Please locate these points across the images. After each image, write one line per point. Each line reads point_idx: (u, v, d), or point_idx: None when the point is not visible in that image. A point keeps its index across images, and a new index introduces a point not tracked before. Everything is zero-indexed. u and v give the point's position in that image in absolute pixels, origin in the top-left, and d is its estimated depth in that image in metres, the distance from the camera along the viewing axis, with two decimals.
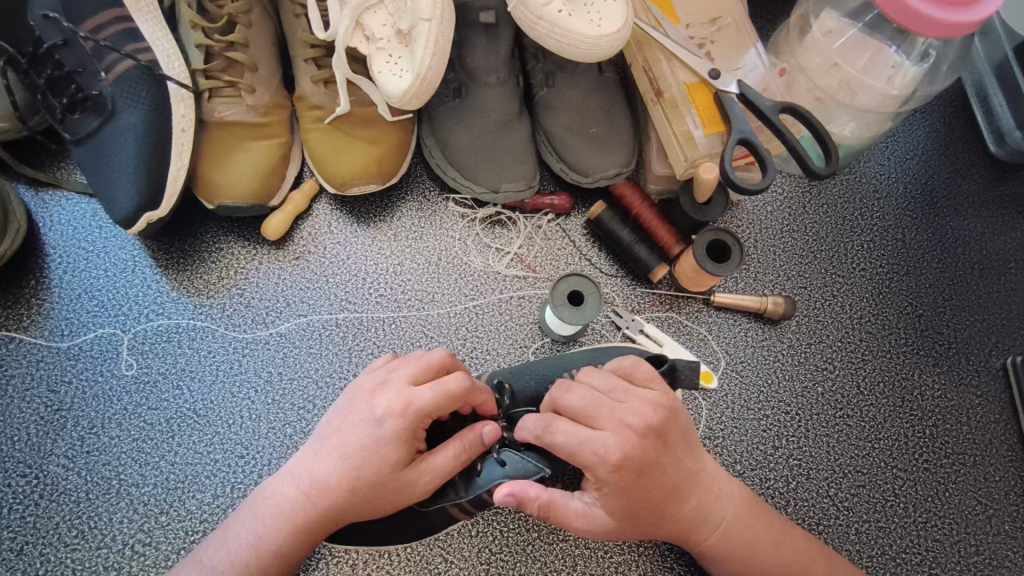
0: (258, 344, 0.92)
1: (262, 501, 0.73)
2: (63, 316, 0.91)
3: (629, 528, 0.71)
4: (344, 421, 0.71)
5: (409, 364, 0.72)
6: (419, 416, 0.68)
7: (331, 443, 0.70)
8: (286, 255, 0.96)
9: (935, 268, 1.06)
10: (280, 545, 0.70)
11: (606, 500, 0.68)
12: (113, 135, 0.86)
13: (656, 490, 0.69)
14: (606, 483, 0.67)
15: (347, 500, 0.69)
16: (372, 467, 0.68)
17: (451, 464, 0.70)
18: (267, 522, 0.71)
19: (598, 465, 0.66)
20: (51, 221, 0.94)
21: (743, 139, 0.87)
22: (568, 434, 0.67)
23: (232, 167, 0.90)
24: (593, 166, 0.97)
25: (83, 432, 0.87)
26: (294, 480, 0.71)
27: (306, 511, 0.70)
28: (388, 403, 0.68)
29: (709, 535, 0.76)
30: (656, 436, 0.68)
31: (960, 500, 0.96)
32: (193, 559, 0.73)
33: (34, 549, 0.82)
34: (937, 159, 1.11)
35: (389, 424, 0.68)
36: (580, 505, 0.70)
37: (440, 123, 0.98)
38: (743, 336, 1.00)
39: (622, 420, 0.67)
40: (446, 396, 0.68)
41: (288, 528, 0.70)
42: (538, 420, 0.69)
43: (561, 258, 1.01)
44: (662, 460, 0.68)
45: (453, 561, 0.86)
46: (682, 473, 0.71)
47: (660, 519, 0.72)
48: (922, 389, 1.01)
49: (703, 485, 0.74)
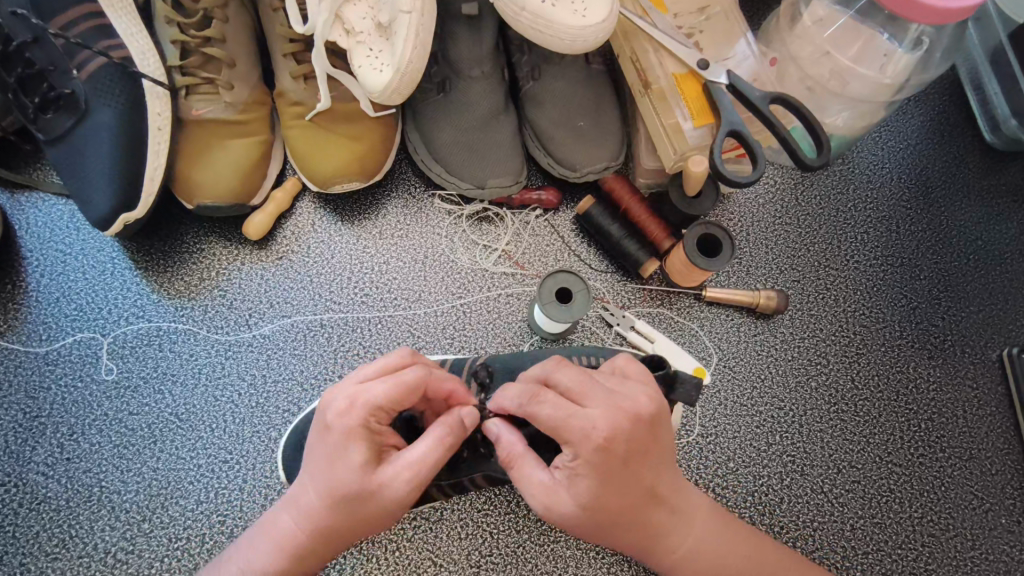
0: (242, 346, 0.91)
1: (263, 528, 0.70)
2: (40, 321, 0.89)
3: (595, 523, 0.67)
4: (313, 438, 0.66)
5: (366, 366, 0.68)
6: (370, 409, 0.63)
7: (308, 464, 0.66)
8: (270, 255, 0.94)
9: (930, 259, 1.05)
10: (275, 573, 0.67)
11: (579, 482, 0.65)
12: (88, 134, 0.84)
13: (629, 488, 0.66)
14: (582, 461, 0.64)
15: (330, 518, 0.64)
16: (340, 478, 0.62)
17: (426, 455, 0.63)
18: (264, 548, 0.67)
19: (581, 441, 0.64)
20: (28, 223, 0.92)
21: (733, 131, 0.85)
22: (556, 406, 0.65)
23: (211, 165, 0.88)
24: (581, 160, 0.96)
25: (63, 438, 0.85)
26: (286, 506, 0.68)
27: (299, 536, 0.66)
28: (337, 405, 0.63)
29: (679, 547, 0.74)
30: (645, 426, 0.66)
31: (956, 494, 0.95)
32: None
33: (14, 559, 0.81)
34: (932, 149, 1.10)
35: (342, 427, 0.63)
36: (546, 480, 0.67)
37: (424, 118, 0.96)
38: (735, 331, 0.99)
39: (614, 402, 0.65)
40: (396, 386, 0.63)
41: (282, 554, 0.66)
42: (524, 392, 0.67)
43: (550, 255, 1.00)
44: (645, 452, 0.67)
45: (443, 564, 0.85)
46: (659, 475, 0.70)
47: (630, 524, 0.69)
48: (917, 382, 0.99)
49: (676, 493, 0.72)
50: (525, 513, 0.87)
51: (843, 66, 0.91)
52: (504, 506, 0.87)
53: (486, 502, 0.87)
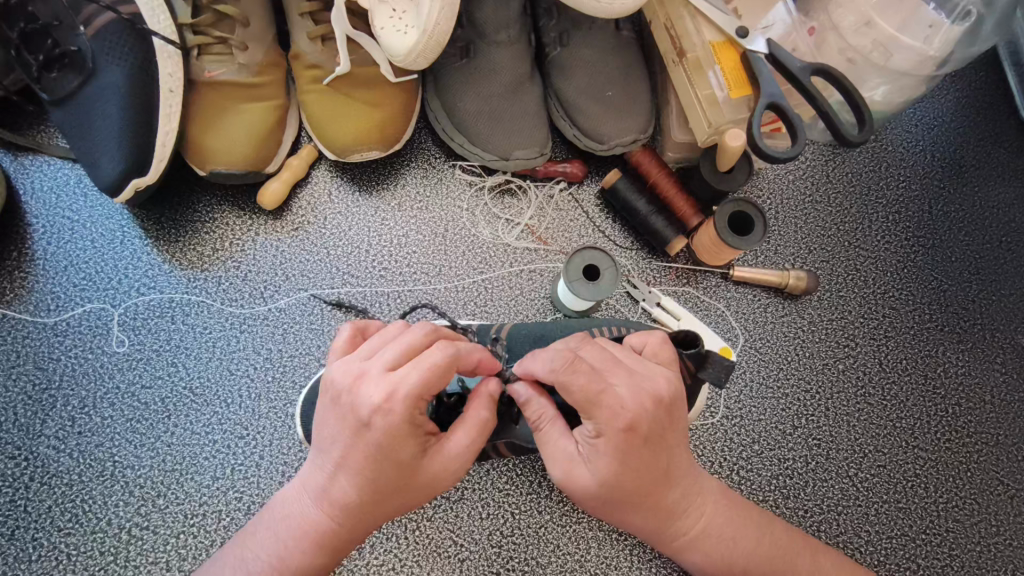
0: (257, 319, 0.88)
1: (278, 513, 0.64)
2: (48, 290, 0.86)
3: (608, 500, 0.65)
4: (331, 425, 0.60)
5: (387, 346, 0.60)
6: (411, 401, 0.57)
7: (330, 451, 0.60)
8: (285, 226, 0.91)
9: (962, 241, 1.02)
10: (305, 565, 0.62)
11: (600, 459, 0.62)
12: (96, 96, 0.80)
13: (648, 468, 0.64)
14: (604, 438, 0.61)
15: (372, 510, 0.61)
16: (385, 468, 0.58)
17: (471, 445, 0.62)
18: (290, 538, 0.62)
19: (609, 418, 0.61)
20: (32, 187, 0.88)
21: (773, 103, 0.82)
22: (587, 380, 0.61)
23: (224, 130, 0.84)
24: (610, 132, 0.92)
25: (74, 412, 0.83)
26: (307, 493, 0.63)
27: (329, 526, 0.62)
28: (372, 400, 0.57)
29: (691, 530, 0.71)
30: (667, 408, 0.63)
31: (982, 480, 0.93)
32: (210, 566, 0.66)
33: (26, 534, 0.78)
34: (967, 127, 1.06)
35: (383, 421, 0.57)
36: (570, 451, 0.64)
37: (446, 85, 0.92)
38: (763, 312, 0.96)
39: (639, 383, 0.62)
40: (432, 372, 0.57)
41: (310, 548, 0.62)
42: (558, 358, 0.62)
43: (573, 230, 0.96)
44: (666, 434, 0.64)
45: (464, 544, 0.83)
46: (676, 456, 0.67)
47: (644, 504, 0.66)
48: (946, 366, 0.97)
49: (688, 471, 0.70)
50: (547, 494, 0.85)
51: (887, 36, 0.87)
52: (526, 486, 0.85)
53: (507, 481, 0.85)
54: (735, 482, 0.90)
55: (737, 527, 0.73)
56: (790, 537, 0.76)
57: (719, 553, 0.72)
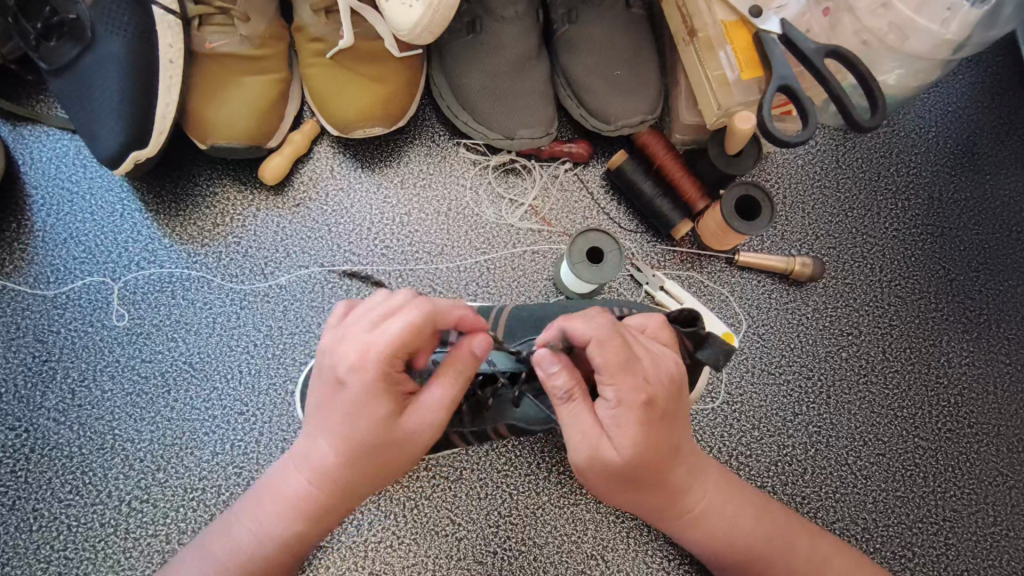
0: (257, 296, 0.87)
1: (265, 486, 0.65)
2: (47, 262, 0.85)
3: (631, 475, 0.63)
4: (314, 394, 0.62)
5: (363, 313, 0.62)
6: (385, 361, 0.58)
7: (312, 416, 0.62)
8: (286, 201, 0.90)
9: (971, 230, 1.01)
10: (293, 530, 0.63)
11: (626, 431, 0.61)
12: (95, 66, 0.79)
13: (663, 443, 0.64)
14: (627, 410, 0.61)
15: (353, 476, 0.62)
16: (356, 431, 0.59)
17: (448, 394, 0.62)
18: (274, 505, 0.63)
19: (636, 388, 0.61)
20: (31, 158, 0.87)
21: (785, 86, 0.80)
22: (619, 348, 0.60)
23: (226, 103, 0.83)
24: (616, 112, 0.90)
25: (74, 384, 0.83)
26: (294, 465, 0.63)
27: (315, 491, 0.62)
28: (346, 360, 0.59)
29: (695, 506, 0.71)
30: (679, 390, 0.65)
31: (980, 470, 0.93)
32: (205, 541, 0.66)
33: (26, 505, 0.78)
34: (981, 114, 1.04)
35: (357, 381, 0.58)
36: (592, 429, 0.62)
37: (452, 61, 0.90)
38: (767, 297, 0.96)
39: (657, 358, 0.64)
40: (405, 333, 0.58)
41: (297, 514, 0.63)
42: (597, 321, 0.61)
43: (578, 212, 0.95)
44: (679, 413, 0.65)
45: (462, 523, 0.83)
46: (684, 432, 0.67)
47: (655, 480, 0.66)
48: (949, 356, 0.97)
49: (694, 450, 0.70)
50: (545, 476, 0.86)
51: (904, 19, 0.85)
52: (524, 467, 0.85)
53: (506, 462, 0.85)
54: (734, 468, 0.90)
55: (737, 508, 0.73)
56: (790, 522, 0.76)
57: (722, 530, 0.72)
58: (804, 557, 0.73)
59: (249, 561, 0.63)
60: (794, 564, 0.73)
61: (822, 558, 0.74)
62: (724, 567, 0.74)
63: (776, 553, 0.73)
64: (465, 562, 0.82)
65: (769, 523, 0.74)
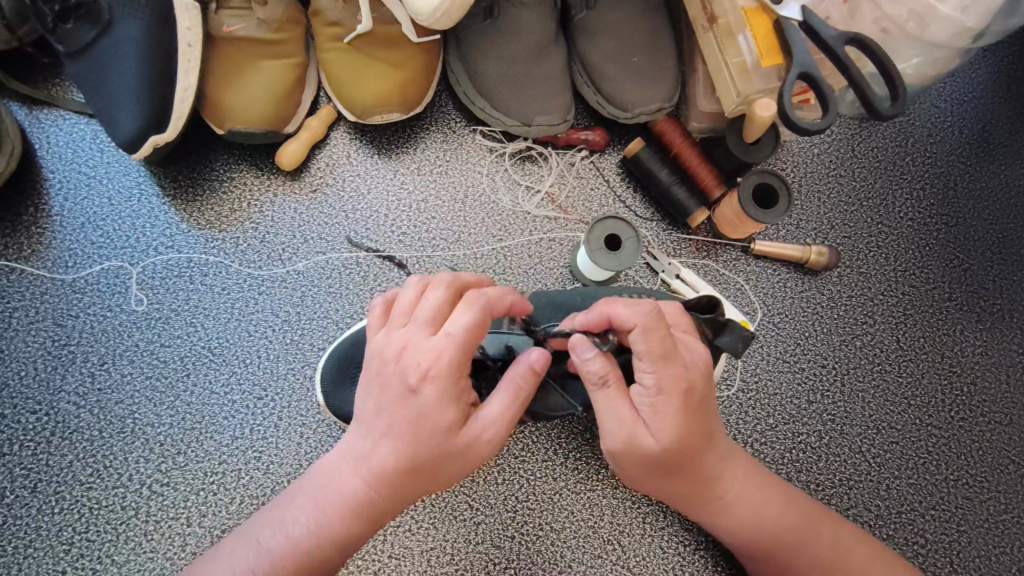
0: (275, 281, 0.87)
1: (315, 486, 0.64)
2: (65, 246, 0.85)
3: (667, 463, 0.64)
4: (375, 396, 0.61)
5: (418, 314, 0.62)
6: (457, 360, 0.59)
7: (373, 419, 0.62)
8: (303, 186, 0.90)
9: (985, 220, 1.01)
10: (347, 531, 0.62)
11: (664, 419, 0.61)
12: (113, 48, 0.78)
13: (697, 430, 0.64)
14: (665, 397, 0.61)
15: (413, 479, 0.61)
16: (424, 436, 0.59)
17: (510, 405, 0.61)
18: (329, 511, 0.62)
19: (675, 375, 0.61)
20: (48, 141, 0.87)
21: (805, 73, 0.80)
22: (664, 335, 0.60)
23: (244, 87, 0.83)
24: (633, 100, 0.90)
25: (94, 368, 0.83)
26: (349, 465, 0.62)
27: (372, 491, 0.61)
28: (420, 364, 0.59)
29: (725, 493, 0.71)
30: (711, 378, 0.65)
31: (992, 458, 0.94)
32: (245, 535, 0.65)
33: (48, 487, 0.79)
34: (997, 102, 1.04)
35: (432, 385, 0.59)
36: (628, 416, 0.62)
37: (469, 46, 0.90)
38: (782, 286, 0.96)
39: (692, 348, 0.64)
40: (473, 335, 0.59)
41: (353, 514, 0.62)
42: (641, 306, 0.62)
43: (594, 199, 0.95)
44: (712, 400, 0.65)
45: (479, 508, 0.84)
46: (716, 419, 0.67)
47: (689, 467, 0.66)
48: (963, 345, 0.97)
49: (725, 437, 0.70)
50: (562, 461, 0.86)
51: (924, 6, 0.84)
52: (541, 453, 0.86)
53: (523, 448, 0.86)
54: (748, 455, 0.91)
55: (766, 497, 0.73)
56: (814, 512, 0.76)
57: (753, 517, 0.72)
58: (828, 545, 0.74)
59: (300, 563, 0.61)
60: (819, 550, 0.73)
61: (846, 546, 0.74)
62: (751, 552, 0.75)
63: (802, 540, 0.73)
64: (483, 546, 0.83)
65: (795, 511, 0.74)
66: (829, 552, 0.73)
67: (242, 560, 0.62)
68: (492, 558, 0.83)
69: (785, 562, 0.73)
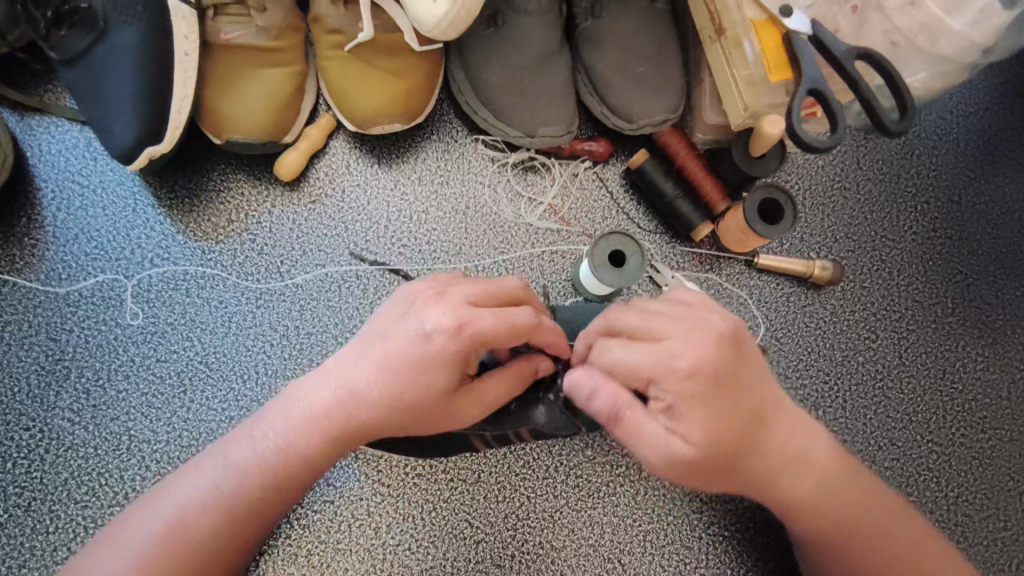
0: (274, 294, 0.86)
1: (289, 403, 0.66)
2: (59, 259, 0.83)
3: (707, 466, 0.62)
4: (388, 329, 0.65)
5: (476, 285, 0.66)
6: (471, 341, 0.62)
7: (372, 347, 0.65)
8: (302, 197, 0.88)
9: (989, 234, 1.00)
10: (304, 450, 0.64)
11: (688, 420, 0.61)
12: (108, 57, 0.76)
13: (735, 413, 0.62)
14: (684, 400, 0.60)
15: (378, 415, 0.64)
16: (410, 381, 0.63)
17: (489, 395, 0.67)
18: (296, 426, 0.64)
19: (674, 372, 0.61)
20: (40, 151, 0.85)
21: (814, 89, 0.78)
22: (647, 345, 0.62)
23: (242, 96, 0.81)
24: (638, 111, 0.88)
25: (88, 384, 0.81)
26: (328, 384, 0.65)
27: (338, 416, 0.64)
28: (440, 320, 0.62)
29: (792, 493, 0.67)
30: (733, 344, 0.62)
31: (992, 475, 0.94)
32: (212, 449, 0.67)
33: (42, 506, 0.78)
34: (1002, 115, 1.03)
35: (443, 340, 0.62)
36: (658, 429, 0.62)
37: (472, 55, 0.88)
38: (785, 300, 0.95)
39: (695, 328, 0.62)
40: (506, 324, 0.63)
41: (313, 435, 0.64)
42: (606, 330, 0.65)
43: (597, 212, 0.94)
44: (740, 373, 0.62)
45: (480, 526, 0.83)
46: (761, 394, 0.64)
47: (739, 465, 0.63)
48: (965, 360, 0.97)
49: (785, 426, 0.66)
50: (563, 479, 0.85)
51: (934, 20, 0.83)
52: (542, 470, 0.85)
53: (524, 465, 0.85)
54: None
55: (841, 489, 0.68)
56: (881, 501, 0.70)
57: (824, 510, 0.68)
58: (907, 538, 0.69)
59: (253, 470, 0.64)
60: (894, 541, 0.69)
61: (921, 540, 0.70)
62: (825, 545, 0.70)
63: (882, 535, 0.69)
64: (483, 565, 0.82)
65: (868, 495, 0.69)
66: (897, 544, 0.68)
67: (212, 467, 0.65)
68: None
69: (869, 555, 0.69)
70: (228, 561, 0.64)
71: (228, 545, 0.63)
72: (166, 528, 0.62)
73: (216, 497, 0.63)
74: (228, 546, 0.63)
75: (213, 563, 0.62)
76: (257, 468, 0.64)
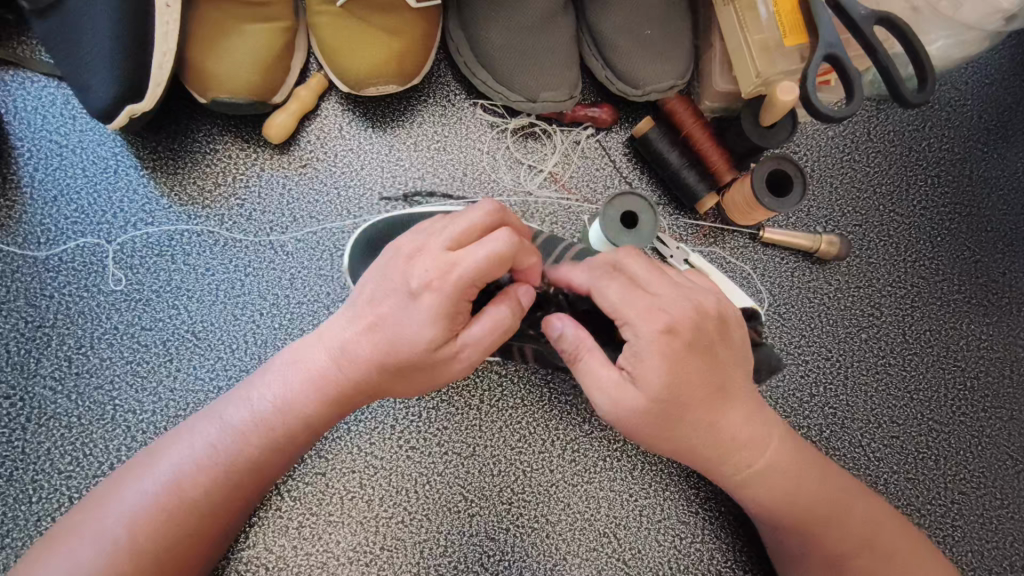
0: (263, 262, 0.83)
1: (287, 361, 0.65)
2: (37, 221, 0.80)
3: (661, 420, 0.63)
4: (377, 289, 0.60)
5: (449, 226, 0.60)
6: (465, 284, 0.56)
7: (361, 305, 0.62)
8: (292, 161, 0.85)
9: (999, 210, 0.98)
10: (309, 411, 0.63)
11: (647, 370, 0.61)
12: (84, 8, 0.71)
13: (702, 380, 0.62)
14: (650, 349, 0.61)
15: (383, 376, 0.61)
16: (407, 342, 0.59)
17: (483, 340, 0.60)
18: (297, 388, 0.63)
19: (650, 325, 0.61)
20: (14, 107, 0.81)
21: (829, 54, 0.75)
22: (622, 286, 0.63)
23: (229, 53, 0.77)
24: (645, 77, 0.85)
25: (71, 351, 0.79)
26: (322, 344, 0.63)
27: (341, 377, 0.62)
28: (427, 273, 0.57)
29: (755, 463, 0.67)
30: (715, 318, 0.63)
31: (991, 454, 0.93)
32: (207, 412, 0.65)
33: (25, 476, 0.76)
34: (1020, 86, 0.99)
35: (432, 297, 0.57)
36: (614, 374, 0.63)
37: (471, 13, 0.84)
38: (789, 275, 0.93)
39: (683, 294, 0.63)
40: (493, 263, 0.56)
41: (317, 397, 0.63)
42: (597, 267, 0.65)
43: (599, 181, 0.91)
44: (716, 346, 0.63)
45: (474, 500, 0.82)
46: (731, 373, 0.65)
47: (697, 427, 0.64)
48: (969, 338, 0.95)
49: (750, 399, 0.67)
50: (559, 453, 0.84)
51: None
52: (538, 444, 0.84)
53: (520, 439, 0.84)
54: None
55: (795, 474, 0.69)
56: (842, 486, 0.72)
57: (774, 492, 0.69)
58: (862, 518, 0.71)
59: (252, 433, 0.63)
60: (849, 528, 0.70)
61: (878, 519, 0.72)
62: (775, 522, 0.72)
63: (837, 515, 0.71)
64: (477, 538, 0.81)
65: (827, 483, 0.71)
66: (854, 525, 0.71)
67: (208, 429, 0.63)
68: (486, 550, 0.81)
69: (816, 531, 0.70)
70: (228, 515, 0.64)
71: (228, 504, 0.63)
72: (163, 490, 0.60)
73: (213, 457, 0.62)
74: (228, 505, 0.63)
75: (212, 519, 0.62)
76: (253, 429, 0.63)
